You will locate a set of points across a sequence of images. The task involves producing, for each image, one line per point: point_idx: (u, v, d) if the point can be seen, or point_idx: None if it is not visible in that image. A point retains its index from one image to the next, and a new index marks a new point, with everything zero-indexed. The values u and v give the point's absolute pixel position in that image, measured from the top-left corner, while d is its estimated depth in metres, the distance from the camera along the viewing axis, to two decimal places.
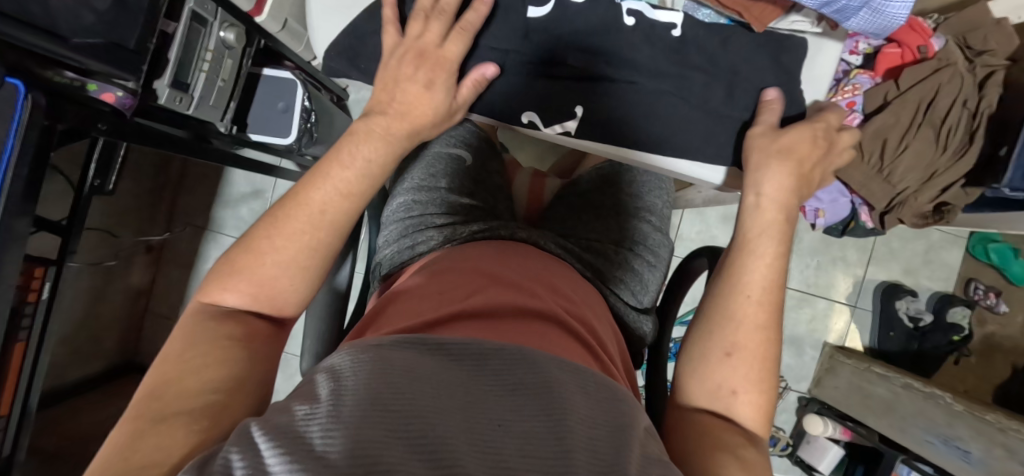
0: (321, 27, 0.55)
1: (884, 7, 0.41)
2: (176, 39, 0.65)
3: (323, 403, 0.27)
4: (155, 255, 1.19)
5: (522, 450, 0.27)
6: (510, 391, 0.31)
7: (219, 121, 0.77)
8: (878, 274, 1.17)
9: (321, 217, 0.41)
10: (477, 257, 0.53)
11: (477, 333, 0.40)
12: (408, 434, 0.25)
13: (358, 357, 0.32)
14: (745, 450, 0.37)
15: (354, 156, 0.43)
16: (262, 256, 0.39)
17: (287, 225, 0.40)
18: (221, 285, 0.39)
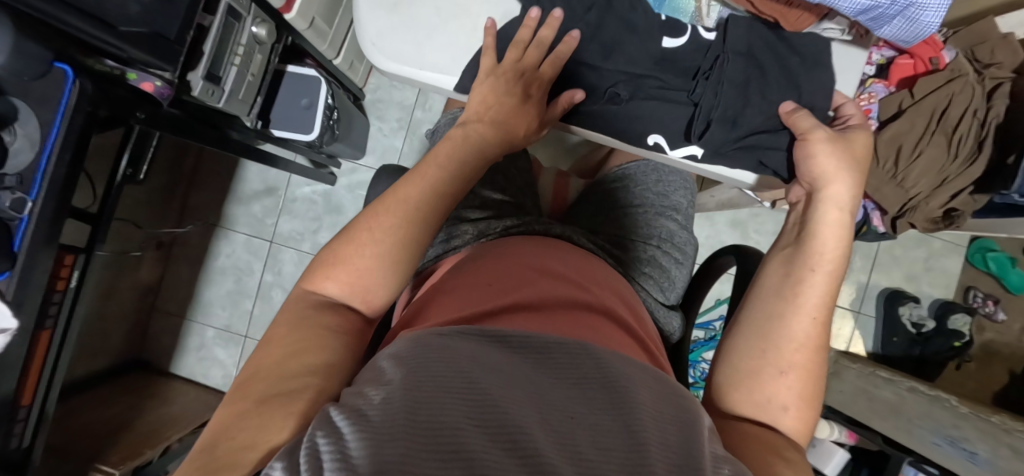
0: (370, 25, 0.53)
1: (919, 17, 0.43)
2: (211, 33, 0.65)
3: (396, 389, 0.27)
4: (164, 252, 1.18)
5: (594, 440, 0.25)
6: (573, 383, 0.30)
7: (246, 115, 0.78)
8: (881, 280, 1.20)
9: (411, 217, 0.41)
10: (518, 253, 0.53)
11: (531, 327, 0.39)
12: (485, 421, 0.25)
13: (421, 343, 0.32)
14: (789, 451, 0.38)
15: (450, 157, 0.45)
16: (361, 248, 0.40)
17: (382, 218, 0.40)
18: (321, 278, 0.40)
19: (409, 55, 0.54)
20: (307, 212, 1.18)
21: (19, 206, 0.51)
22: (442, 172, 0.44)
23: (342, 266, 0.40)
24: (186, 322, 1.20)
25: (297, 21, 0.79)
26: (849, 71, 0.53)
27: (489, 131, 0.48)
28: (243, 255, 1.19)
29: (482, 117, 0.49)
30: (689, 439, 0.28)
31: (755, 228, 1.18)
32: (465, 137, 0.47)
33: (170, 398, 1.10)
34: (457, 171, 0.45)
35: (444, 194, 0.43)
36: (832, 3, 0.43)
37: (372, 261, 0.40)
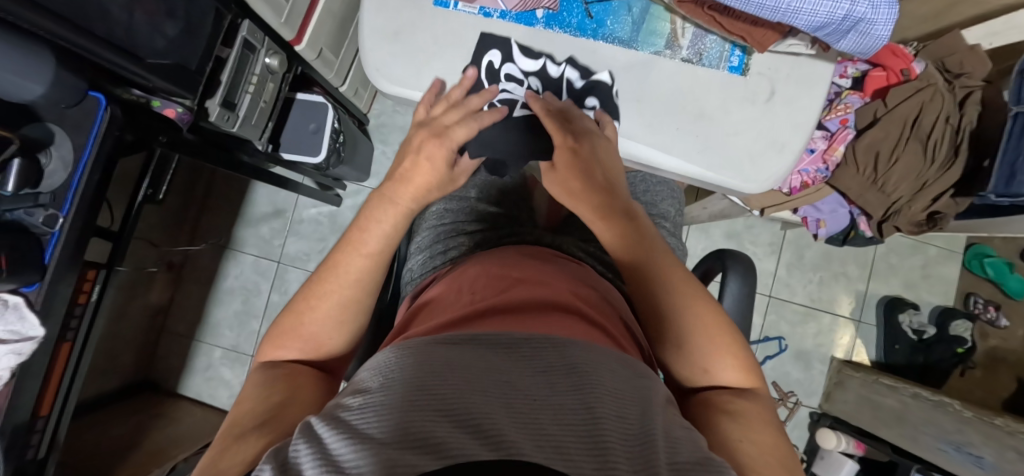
0: (372, 51, 0.57)
1: (871, 30, 0.46)
2: (228, 64, 0.71)
3: (373, 394, 0.29)
4: (175, 275, 1.22)
5: (558, 419, 0.27)
6: (542, 371, 0.32)
7: (258, 140, 0.83)
8: (879, 288, 1.21)
9: (347, 283, 0.44)
10: (515, 261, 0.56)
11: (506, 326, 0.40)
12: (452, 412, 0.27)
13: (400, 352, 0.34)
14: (734, 403, 0.42)
15: (369, 220, 0.46)
16: (303, 316, 0.43)
17: (323, 292, 0.43)
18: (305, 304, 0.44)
19: (411, 82, 0.57)
20: (313, 233, 1.23)
21: (51, 222, 0.55)
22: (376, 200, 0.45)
23: (290, 332, 0.44)
24: (195, 343, 1.23)
25: (306, 51, 0.85)
26: (816, 84, 0.57)
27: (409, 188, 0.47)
28: (251, 276, 1.23)
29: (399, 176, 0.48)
30: (672, 434, 0.31)
31: (750, 239, 1.21)
32: (381, 196, 0.48)
33: (178, 418, 1.12)
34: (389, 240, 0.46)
35: (372, 254, 0.45)
36: (789, 21, 0.47)
37: (319, 326, 0.44)
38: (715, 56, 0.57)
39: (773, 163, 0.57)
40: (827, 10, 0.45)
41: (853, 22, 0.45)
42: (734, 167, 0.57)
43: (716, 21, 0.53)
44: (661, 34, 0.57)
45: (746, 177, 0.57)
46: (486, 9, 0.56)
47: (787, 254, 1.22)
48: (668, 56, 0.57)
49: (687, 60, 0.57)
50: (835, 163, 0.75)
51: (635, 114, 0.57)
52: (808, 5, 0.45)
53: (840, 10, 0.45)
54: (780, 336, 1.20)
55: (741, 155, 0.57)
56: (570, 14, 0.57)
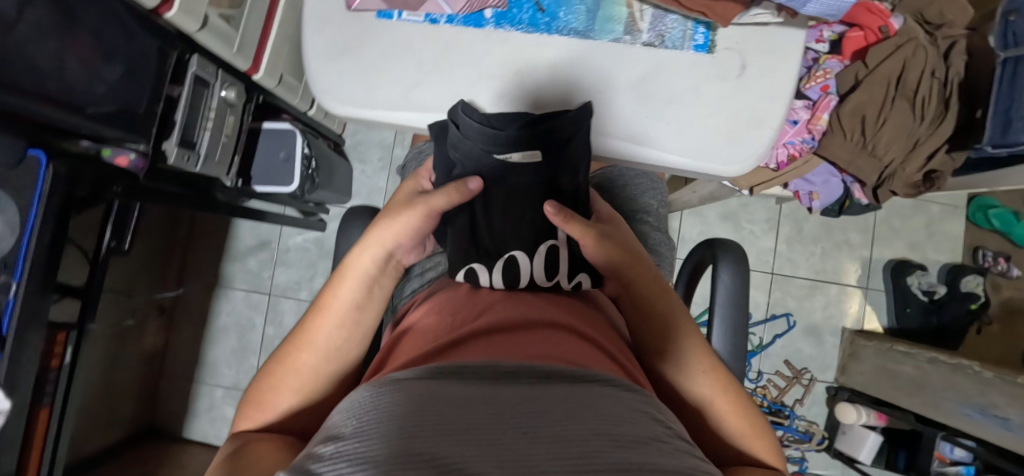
0: (318, 73, 0.54)
1: None
2: (181, 103, 0.69)
3: (351, 439, 0.24)
4: (168, 318, 1.20)
5: (560, 455, 0.22)
6: (537, 400, 0.27)
7: (225, 175, 0.81)
8: (883, 253, 1.18)
9: (321, 353, 0.44)
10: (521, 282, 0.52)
11: (493, 353, 0.37)
12: (434, 457, 0.21)
13: (379, 388, 0.29)
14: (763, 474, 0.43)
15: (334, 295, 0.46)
16: (285, 382, 0.43)
17: (299, 361, 0.44)
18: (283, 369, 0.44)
19: (363, 99, 0.54)
20: (301, 260, 1.20)
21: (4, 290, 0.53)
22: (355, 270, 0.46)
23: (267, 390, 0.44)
24: (196, 385, 1.21)
25: (265, 80, 0.83)
26: (789, 53, 0.54)
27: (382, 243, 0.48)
28: (244, 311, 1.21)
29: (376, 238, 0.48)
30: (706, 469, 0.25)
31: (746, 217, 1.18)
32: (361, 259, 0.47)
33: (185, 464, 1.09)
34: (363, 315, 0.46)
35: (345, 326, 0.45)
36: None
37: (292, 392, 0.43)
38: (677, 37, 0.54)
39: (751, 142, 0.54)
40: None
41: None
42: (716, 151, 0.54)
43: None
44: (618, 20, 0.54)
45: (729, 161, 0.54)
46: (432, 16, 0.54)
47: (785, 228, 1.18)
48: (628, 43, 0.54)
49: (649, 44, 0.53)
50: (822, 132, 0.71)
51: (599, 109, 0.54)
52: None
53: None
54: (787, 313, 1.17)
55: (721, 138, 0.54)
56: (520, 8, 0.53)
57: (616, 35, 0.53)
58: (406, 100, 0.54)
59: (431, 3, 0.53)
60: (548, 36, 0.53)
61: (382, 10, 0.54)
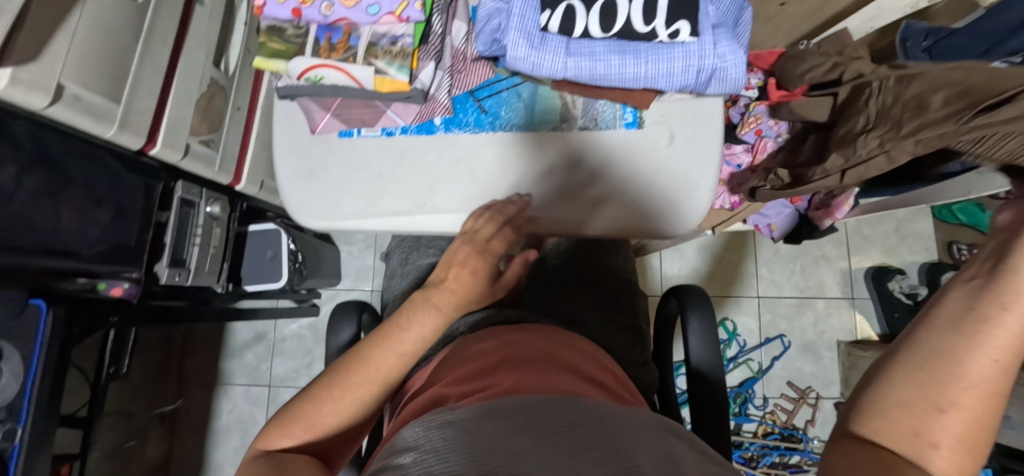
0: (290, 195, 0.59)
1: (726, 77, 0.49)
2: (169, 226, 0.74)
3: None
4: (170, 426, 1.19)
5: None
6: None
7: (216, 283, 0.85)
8: (861, 261, 1.21)
9: (372, 380, 0.46)
10: (555, 335, 0.57)
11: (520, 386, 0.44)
12: None
13: None
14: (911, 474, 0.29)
15: (410, 320, 0.47)
16: (318, 407, 0.45)
17: (373, 358, 0.46)
18: (305, 401, 0.46)
19: (332, 210, 0.59)
20: (298, 348, 1.22)
21: None
22: (411, 345, 0.47)
23: (300, 422, 0.46)
24: None
25: (248, 187, 0.90)
26: (705, 119, 0.59)
27: (456, 296, 0.49)
28: (245, 407, 1.21)
29: (455, 289, 0.49)
30: None
31: (723, 246, 1.22)
32: (426, 300, 0.48)
33: None
34: (428, 343, 0.48)
35: (405, 353, 0.47)
36: (652, 85, 0.50)
37: (331, 417, 0.46)
38: (609, 117, 0.60)
39: (692, 202, 0.58)
40: (680, 69, 0.48)
41: (707, 74, 0.48)
42: (684, 204, 0.58)
43: (594, 94, 0.55)
44: (554, 110, 0.59)
45: (690, 206, 0.58)
46: (387, 128, 0.60)
47: (763, 250, 1.22)
48: (566, 128, 0.60)
49: (585, 128, 0.59)
50: None
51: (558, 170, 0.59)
52: (663, 69, 0.48)
53: (691, 68, 0.48)
54: (780, 333, 1.19)
55: (681, 192, 0.58)
56: (464, 113, 0.60)
57: (551, 123, 0.60)
58: (372, 208, 0.59)
59: (385, 118, 0.59)
60: (490, 141, 0.60)
61: (342, 129, 0.60)
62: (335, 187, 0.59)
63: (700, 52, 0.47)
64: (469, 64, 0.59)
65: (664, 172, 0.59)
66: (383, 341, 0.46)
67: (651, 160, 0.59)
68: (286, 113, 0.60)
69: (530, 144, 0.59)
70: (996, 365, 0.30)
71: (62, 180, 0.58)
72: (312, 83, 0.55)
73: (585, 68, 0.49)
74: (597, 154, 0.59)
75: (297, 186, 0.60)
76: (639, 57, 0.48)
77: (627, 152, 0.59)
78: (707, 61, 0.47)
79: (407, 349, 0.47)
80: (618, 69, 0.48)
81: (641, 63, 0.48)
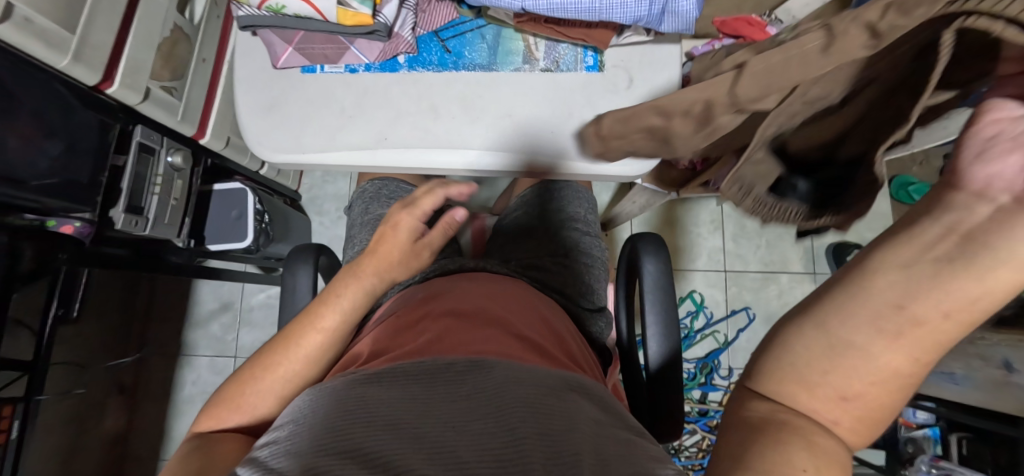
0: (251, 129, 0.59)
1: (678, 9, 0.50)
2: (126, 171, 0.72)
3: None
4: (130, 396, 1.16)
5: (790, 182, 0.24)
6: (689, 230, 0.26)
7: (177, 236, 0.84)
8: (824, 237, 1.24)
9: (297, 359, 0.49)
10: (494, 291, 0.60)
11: (439, 348, 0.45)
12: None
13: None
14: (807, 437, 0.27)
15: (334, 294, 0.52)
16: (246, 389, 0.48)
17: (297, 337, 0.50)
18: (235, 388, 0.49)
19: (293, 145, 0.58)
20: (265, 319, 1.20)
21: None
22: (333, 320, 0.51)
23: (231, 405, 0.48)
24: (159, 462, 1.14)
25: (213, 142, 0.89)
26: (661, 65, 0.60)
27: (382, 264, 0.53)
28: (209, 379, 1.18)
29: (377, 256, 0.54)
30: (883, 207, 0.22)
31: (691, 221, 1.25)
32: (355, 273, 0.53)
33: None
34: (351, 317, 0.52)
35: (326, 329, 0.50)
36: (608, 17, 0.51)
37: (258, 397, 0.48)
38: (571, 61, 0.61)
39: None
40: (633, 2, 0.49)
41: (659, 7, 0.49)
42: None
43: (556, 32, 0.56)
44: (517, 52, 0.60)
45: None
46: (351, 66, 0.60)
47: (730, 226, 1.25)
48: (528, 70, 0.60)
49: (547, 70, 0.60)
50: None
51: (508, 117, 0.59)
52: (617, 1, 0.49)
53: (643, 1, 0.49)
54: (745, 306, 1.22)
55: None
56: (428, 52, 0.60)
57: (514, 63, 0.60)
58: (334, 142, 0.58)
59: (349, 55, 0.59)
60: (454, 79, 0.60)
61: (305, 65, 0.59)
62: (297, 121, 0.59)
63: None
64: (433, 4, 0.59)
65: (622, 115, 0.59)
66: (306, 320, 0.50)
67: (610, 103, 0.60)
68: (249, 50, 0.60)
69: (494, 82, 0.59)
70: (913, 362, 0.26)
71: (10, 104, 0.56)
72: (273, 13, 0.53)
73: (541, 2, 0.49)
74: (558, 94, 0.60)
75: (257, 121, 0.59)
76: None
77: (587, 94, 0.60)
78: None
79: (328, 323, 0.50)
80: (574, 1, 0.50)
81: None
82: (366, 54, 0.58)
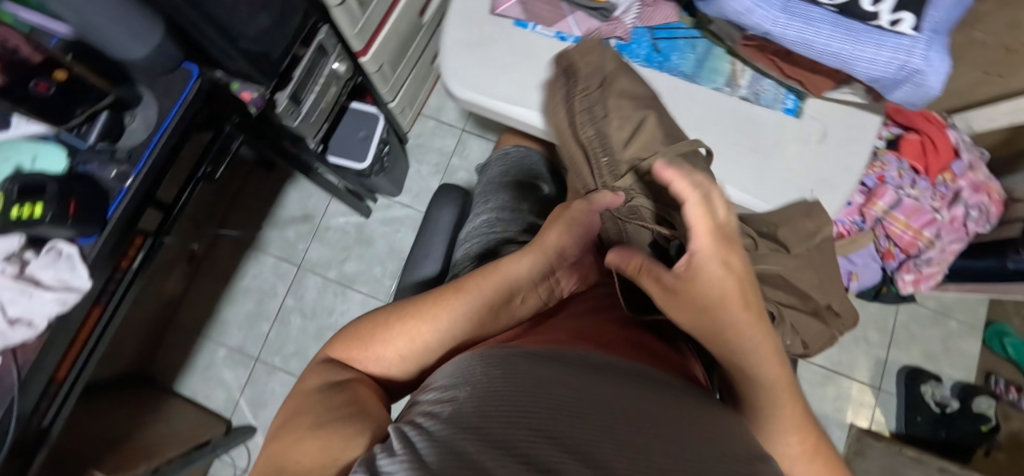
0: (452, 60, 0.61)
1: (924, 81, 0.49)
2: (303, 63, 0.75)
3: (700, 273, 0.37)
4: (195, 267, 1.19)
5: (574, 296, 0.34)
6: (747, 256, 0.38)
7: (313, 137, 0.87)
8: (899, 357, 1.20)
9: (435, 315, 0.43)
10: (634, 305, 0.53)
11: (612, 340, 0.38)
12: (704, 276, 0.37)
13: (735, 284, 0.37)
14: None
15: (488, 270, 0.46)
16: (376, 333, 0.43)
17: (441, 299, 0.44)
18: (362, 332, 0.43)
19: (485, 87, 0.60)
20: (338, 241, 1.23)
21: (121, 178, 0.55)
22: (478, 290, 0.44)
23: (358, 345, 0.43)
24: (200, 338, 1.18)
25: (369, 64, 0.89)
26: (859, 131, 0.60)
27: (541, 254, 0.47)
28: (269, 278, 1.21)
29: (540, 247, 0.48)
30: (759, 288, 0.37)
31: None
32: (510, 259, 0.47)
33: (169, 416, 1.04)
34: (499, 291, 0.45)
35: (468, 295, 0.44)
36: (849, 67, 0.51)
37: (386, 347, 0.42)
38: (770, 98, 0.61)
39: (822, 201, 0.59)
40: (884, 59, 0.49)
41: (906, 73, 0.49)
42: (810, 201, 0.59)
43: (777, 65, 0.57)
44: (721, 73, 0.61)
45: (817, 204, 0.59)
46: (562, 33, 0.61)
47: None
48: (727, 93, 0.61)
49: (745, 98, 0.60)
50: (875, 218, 0.80)
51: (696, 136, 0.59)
52: (867, 54, 0.49)
53: (896, 61, 0.48)
54: None
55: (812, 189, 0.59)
56: (638, 45, 0.61)
57: (717, 81, 0.61)
58: (524, 98, 0.60)
59: (564, 24, 0.61)
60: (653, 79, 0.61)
61: (520, 19, 0.61)
62: (495, 67, 0.60)
63: (913, 49, 0.48)
64: (659, 2, 0.61)
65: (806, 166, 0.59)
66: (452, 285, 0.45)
67: (797, 151, 0.59)
68: None
69: (691, 92, 0.60)
70: None
71: None
72: None
73: (791, 30, 0.50)
74: (748, 125, 0.60)
75: (460, 54, 0.61)
76: (851, 33, 0.49)
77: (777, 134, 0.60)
78: (914, 61, 0.48)
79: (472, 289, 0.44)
80: (822, 40, 0.50)
81: (850, 40, 0.49)
82: (580, 28, 0.61)
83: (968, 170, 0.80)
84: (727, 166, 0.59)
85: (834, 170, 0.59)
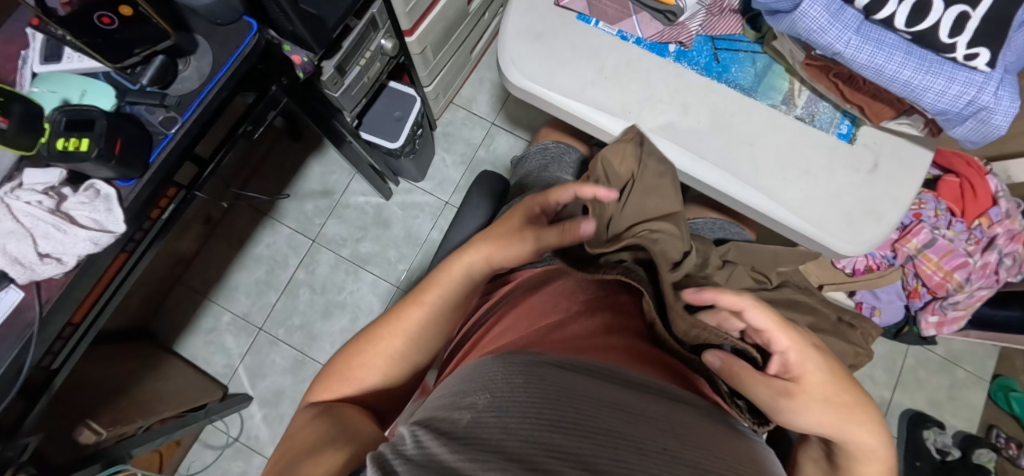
0: (510, 47, 0.60)
1: (989, 119, 0.49)
2: (353, 34, 0.74)
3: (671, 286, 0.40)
4: (209, 229, 1.18)
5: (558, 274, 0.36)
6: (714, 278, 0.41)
7: (349, 110, 0.86)
8: (903, 400, 1.19)
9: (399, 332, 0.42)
10: None
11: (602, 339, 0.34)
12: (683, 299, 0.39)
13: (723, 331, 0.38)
14: None
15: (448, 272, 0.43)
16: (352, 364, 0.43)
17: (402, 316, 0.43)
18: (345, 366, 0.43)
19: (541, 77, 0.60)
20: (355, 220, 1.22)
21: (168, 123, 0.55)
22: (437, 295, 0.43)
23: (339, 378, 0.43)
24: (206, 301, 1.17)
25: (414, 44, 0.89)
26: (911, 162, 0.59)
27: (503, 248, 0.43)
28: (283, 249, 1.20)
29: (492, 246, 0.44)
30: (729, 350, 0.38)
31: None
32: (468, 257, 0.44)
33: (168, 375, 1.02)
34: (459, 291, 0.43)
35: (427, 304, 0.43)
36: (914, 98, 0.50)
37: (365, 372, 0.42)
38: (825, 121, 0.60)
39: (869, 231, 0.58)
40: (954, 93, 0.48)
41: (974, 109, 0.49)
42: (857, 229, 0.58)
43: (837, 88, 0.56)
44: (779, 90, 0.61)
45: (863, 233, 0.58)
46: (623, 32, 0.61)
47: None
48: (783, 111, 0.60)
49: (800, 118, 0.60)
50: (906, 255, 0.82)
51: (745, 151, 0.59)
52: (938, 85, 0.48)
53: (965, 95, 0.48)
54: None
55: (860, 218, 0.58)
56: (699, 54, 0.61)
57: (773, 98, 0.60)
58: (579, 93, 0.59)
59: (627, 22, 0.60)
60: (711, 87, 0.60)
61: (584, 13, 0.61)
62: (554, 58, 0.60)
63: (982, 86, 0.47)
64: (725, 12, 0.61)
65: (856, 193, 0.58)
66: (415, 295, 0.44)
67: (847, 176, 0.59)
68: None
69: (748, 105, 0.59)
70: None
71: None
72: None
73: (863, 54, 0.50)
74: (801, 145, 0.59)
75: (519, 41, 0.60)
76: (923, 63, 0.48)
77: (829, 157, 0.59)
78: (982, 98, 0.48)
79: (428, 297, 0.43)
80: (892, 66, 0.49)
81: (921, 70, 0.48)
82: (643, 30, 0.60)
83: (1006, 217, 0.80)
84: (773, 185, 0.58)
85: (884, 200, 0.58)
